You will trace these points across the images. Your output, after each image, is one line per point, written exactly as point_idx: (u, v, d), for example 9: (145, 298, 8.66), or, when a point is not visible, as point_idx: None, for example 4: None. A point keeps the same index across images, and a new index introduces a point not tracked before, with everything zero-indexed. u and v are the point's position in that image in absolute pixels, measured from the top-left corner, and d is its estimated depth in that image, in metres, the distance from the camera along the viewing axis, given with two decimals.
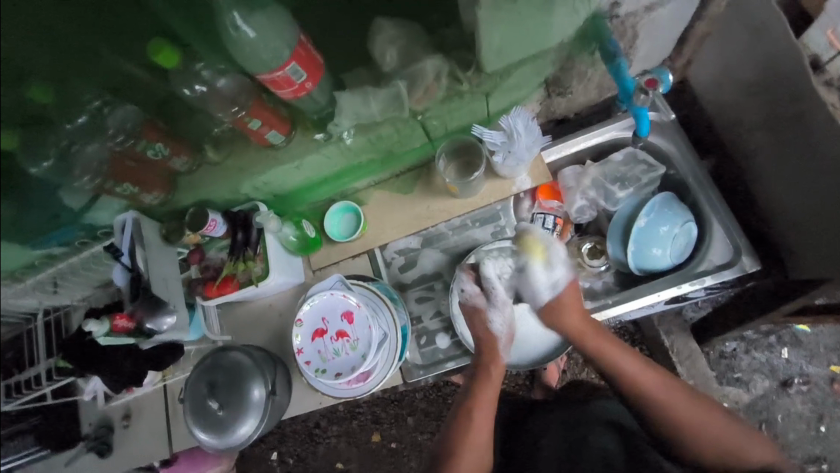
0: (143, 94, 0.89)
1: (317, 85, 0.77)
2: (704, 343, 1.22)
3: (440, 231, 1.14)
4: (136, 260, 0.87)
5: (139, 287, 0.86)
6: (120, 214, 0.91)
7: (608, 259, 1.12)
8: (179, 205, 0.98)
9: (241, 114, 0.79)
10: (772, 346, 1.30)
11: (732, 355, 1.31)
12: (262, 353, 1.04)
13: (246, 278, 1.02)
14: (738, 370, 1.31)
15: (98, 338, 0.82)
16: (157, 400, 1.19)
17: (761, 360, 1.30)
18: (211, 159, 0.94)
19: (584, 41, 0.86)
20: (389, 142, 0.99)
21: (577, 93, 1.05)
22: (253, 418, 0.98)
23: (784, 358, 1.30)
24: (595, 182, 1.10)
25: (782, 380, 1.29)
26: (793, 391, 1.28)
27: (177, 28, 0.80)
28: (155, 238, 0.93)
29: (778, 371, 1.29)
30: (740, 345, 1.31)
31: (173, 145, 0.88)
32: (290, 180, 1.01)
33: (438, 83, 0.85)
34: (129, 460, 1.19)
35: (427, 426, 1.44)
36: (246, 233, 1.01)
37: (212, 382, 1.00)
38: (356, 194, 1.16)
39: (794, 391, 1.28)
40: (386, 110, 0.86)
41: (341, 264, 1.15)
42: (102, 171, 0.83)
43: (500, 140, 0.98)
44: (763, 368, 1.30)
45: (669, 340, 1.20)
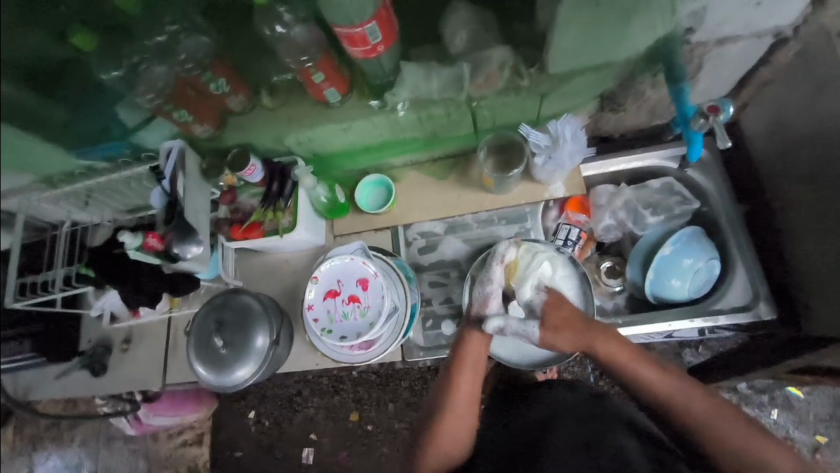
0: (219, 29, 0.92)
1: (388, 51, 0.79)
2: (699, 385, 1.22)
3: (466, 221, 1.16)
4: (176, 186, 0.89)
5: (174, 212, 0.88)
6: (169, 140, 0.94)
7: (625, 281, 1.13)
8: (224, 144, 1.00)
9: (308, 64, 0.81)
10: (762, 404, 1.31)
11: None
12: (271, 302, 1.07)
13: (272, 227, 1.04)
14: None
15: (129, 250, 0.85)
16: (159, 330, 1.22)
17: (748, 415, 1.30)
18: (265, 104, 0.96)
19: (650, 60, 0.87)
20: (437, 123, 1.00)
21: (628, 112, 1.05)
22: (253, 363, 0.99)
23: (773, 419, 1.29)
24: (628, 205, 1.11)
25: None
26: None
27: None
28: (196, 171, 0.96)
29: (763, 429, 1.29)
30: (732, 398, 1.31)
31: (235, 84, 0.91)
32: (333, 142, 1.04)
33: (500, 73, 0.87)
34: (120, 384, 1.21)
35: (406, 416, 1.45)
36: (281, 184, 1.03)
37: (220, 320, 1.02)
38: (391, 170, 1.19)
39: None
40: (444, 89, 0.88)
41: (364, 235, 1.17)
42: (165, 92, 0.87)
43: (545, 144, 1.01)
44: None
45: None
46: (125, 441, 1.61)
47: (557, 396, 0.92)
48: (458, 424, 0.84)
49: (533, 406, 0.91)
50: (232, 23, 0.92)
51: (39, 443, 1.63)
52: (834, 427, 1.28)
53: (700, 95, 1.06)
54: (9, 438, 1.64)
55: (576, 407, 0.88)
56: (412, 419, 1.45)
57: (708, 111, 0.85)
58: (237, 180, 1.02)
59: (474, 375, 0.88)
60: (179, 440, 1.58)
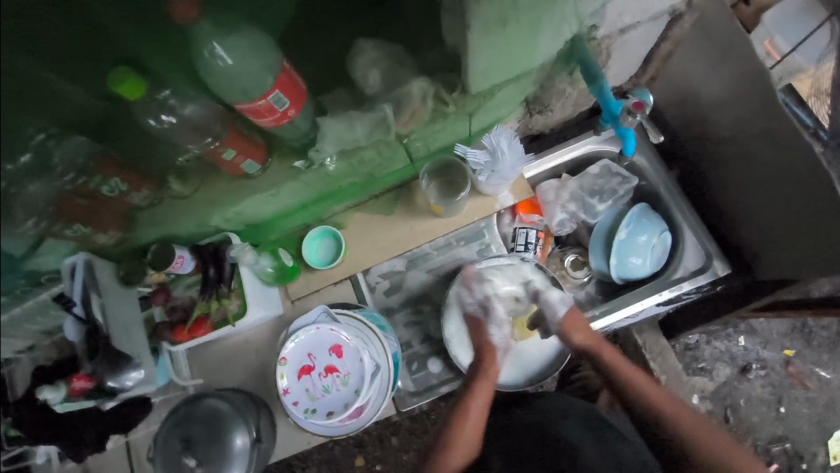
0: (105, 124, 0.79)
1: (300, 112, 0.72)
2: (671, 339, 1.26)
3: (425, 251, 1.11)
4: (91, 310, 0.77)
5: (97, 341, 0.76)
6: (69, 257, 0.80)
7: (591, 270, 1.14)
8: (139, 243, 0.89)
9: (214, 145, 0.74)
10: (730, 335, 1.33)
11: (696, 346, 1.33)
12: (241, 397, 0.96)
13: (221, 316, 0.94)
14: (702, 360, 1.33)
15: (55, 405, 0.75)
16: (118, 461, 1.06)
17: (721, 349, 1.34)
18: (177, 191, 0.85)
19: (564, 60, 0.88)
20: (371, 165, 0.94)
21: (554, 110, 1.05)
22: (239, 471, 0.89)
23: (742, 346, 1.33)
24: (575, 196, 1.13)
25: (741, 366, 1.33)
26: (753, 376, 1.32)
27: (147, 56, 0.72)
28: (112, 282, 0.84)
29: (737, 358, 1.33)
30: (702, 338, 1.33)
31: (132, 179, 0.79)
32: (264, 209, 0.95)
33: (424, 105, 0.82)
34: None
35: (412, 444, 1.33)
36: (218, 269, 0.93)
37: (188, 436, 0.90)
38: (334, 217, 1.11)
39: (753, 376, 1.32)
40: (371, 134, 0.82)
41: (322, 291, 1.09)
42: (49, 212, 0.72)
43: (483, 160, 0.99)
44: (724, 356, 1.33)
45: (641, 339, 1.19)
46: None
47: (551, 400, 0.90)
48: (463, 451, 0.82)
49: (528, 409, 0.90)
50: (114, 120, 0.80)
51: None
52: (799, 338, 1.34)
53: (613, 79, 1.09)
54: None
55: (573, 410, 0.87)
56: (419, 446, 1.32)
57: (635, 107, 0.86)
58: (166, 276, 0.92)
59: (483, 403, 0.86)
60: None
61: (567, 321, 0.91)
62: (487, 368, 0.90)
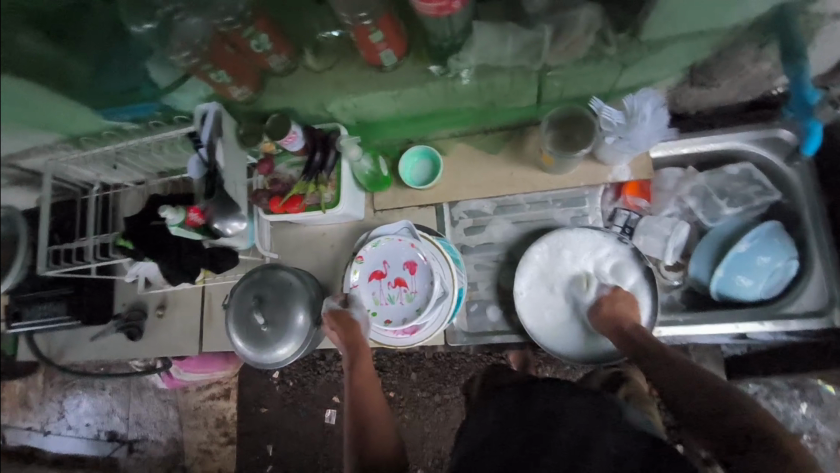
0: None
1: (462, 8, 0.68)
2: (732, 378, 1.17)
3: (517, 201, 1.07)
4: (214, 155, 0.83)
5: (213, 184, 0.82)
6: (203, 103, 0.86)
7: (686, 277, 1.04)
8: (263, 108, 0.93)
9: (367, 22, 0.72)
10: (793, 398, 1.19)
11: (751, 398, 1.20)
12: (310, 279, 1.02)
13: (315, 201, 0.97)
14: None
15: (170, 226, 0.82)
16: (193, 299, 1.19)
17: (778, 408, 1.19)
18: (310, 66, 0.88)
19: (758, 28, 0.76)
20: (498, 93, 0.89)
21: (718, 88, 0.93)
22: (294, 342, 0.96)
23: (801, 412, 1.18)
24: (699, 192, 1.02)
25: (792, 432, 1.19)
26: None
27: None
28: (233, 137, 0.89)
29: (791, 422, 1.18)
30: (762, 391, 1.19)
31: (277, 41, 0.81)
32: (380, 110, 0.95)
33: (585, 38, 0.76)
34: (156, 349, 1.20)
35: (428, 385, 1.40)
36: (324, 156, 0.95)
37: (260, 296, 0.98)
38: (437, 141, 1.09)
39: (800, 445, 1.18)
40: (517, 56, 0.78)
41: (406, 210, 1.09)
42: (202, 51, 0.76)
43: (619, 122, 0.89)
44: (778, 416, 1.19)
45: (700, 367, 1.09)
46: (155, 391, 1.65)
47: (561, 388, 0.78)
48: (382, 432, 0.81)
49: (535, 397, 0.78)
50: None
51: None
52: None
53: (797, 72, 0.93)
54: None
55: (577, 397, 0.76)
56: (435, 389, 1.40)
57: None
58: (276, 148, 0.95)
59: (373, 400, 0.86)
60: (207, 394, 1.61)
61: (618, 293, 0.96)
62: (360, 363, 0.90)
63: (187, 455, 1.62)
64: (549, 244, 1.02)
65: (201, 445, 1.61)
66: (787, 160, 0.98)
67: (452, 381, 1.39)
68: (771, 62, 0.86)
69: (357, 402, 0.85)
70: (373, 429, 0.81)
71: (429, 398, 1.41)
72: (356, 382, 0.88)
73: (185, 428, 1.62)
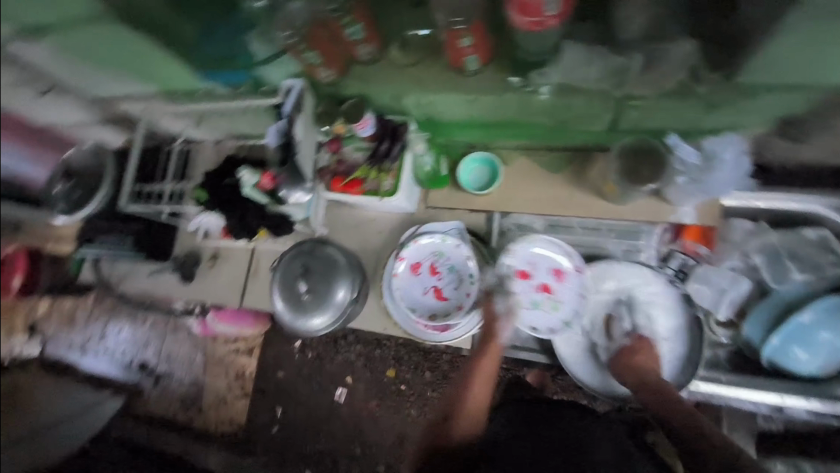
0: None
1: (557, 25, 0.69)
2: None
3: (570, 224, 1.06)
4: (293, 127, 0.89)
5: (289, 152, 0.89)
6: (289, 78, 0.93)
7: (736, 335, 0.98)
8: (342, 91, 0.98)
9: (461, 26, 0.75)
10: None
11: None
12: (354, 258, 1.06)
13: (373, 187, 1.01)
14: None
15: (245, 186, 0.92)
16: (243, 257, 1.28)
17: None
18: (395, 59, 0.92)
19: None
20: (572, 114, 0.89)
21: (810, 146, 0.88)
22: (330, 315, 1.01)
23: None
24: (766, 249, 0.97)
25: None
26: None
27: None
28: (310, 113, 0.95)
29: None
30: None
31: (370, 32, 0.86)
32: (451, 112, 0.97)
33: (677, 72, 0.75)
34: (203, 296, 1.29)
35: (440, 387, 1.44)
36: (390, 146, 0.98)
37: (306, 266, 1.03)
38: (500, 150, 1.10)
39: None
40: (601, 80, 0.78)
41: (456, 211, 1.10)
42: (303, 31, 0.83)
43: (694, 163, 0.89)
44: None
45: None
46: (188, 333, 1.75)
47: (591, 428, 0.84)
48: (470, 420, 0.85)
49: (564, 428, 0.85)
50: None
51: (112, 318, 1.79)
52: None
53: None
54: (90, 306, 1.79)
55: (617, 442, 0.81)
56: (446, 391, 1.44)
57: None
58: (346, 130, 0.98)
59: (481, 388, 0.87)
60: (232, 347, 1.69)
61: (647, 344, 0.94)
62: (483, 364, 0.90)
63: (206, 397, 1.70)
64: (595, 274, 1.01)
65: (218, 393, 1.69)
66: None
67: None
68: None
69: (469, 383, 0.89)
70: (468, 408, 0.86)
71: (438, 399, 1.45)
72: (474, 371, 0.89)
73: (207, 374, 1.71)
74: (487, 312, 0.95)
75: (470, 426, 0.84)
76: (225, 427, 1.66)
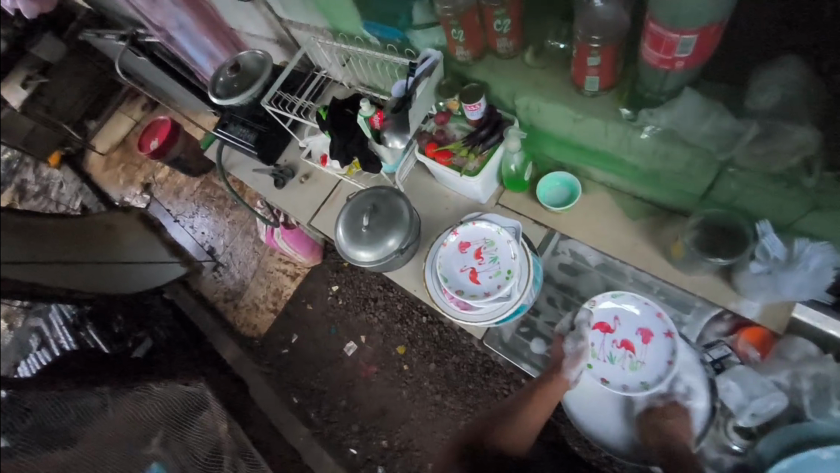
0: None
1: (684, 70, 0.73)
2: None
3: (623, 271, 1.06)
4: (416, 86, 1.02)
5: (403, 103, 1.02)
6: (432, 48, 1.07)
7: (750, 447, 0.92)
8: (468, 74, 1.09)
9: (594, 45, 0.81)
10: None
11: None
12: (416, 218, 1.17)
13: (458, 164, 1.11)
14: None
15: (360, 114, 1.06)
16: (328, 185, 1.45)
17: None
18: (525, 60, 1.01)
19: None
20: (668, 165, 0.91)
21: None
22: (376, 253, 1.12)
23: None
24: (820, 380, 0.88)
25: None
26: None
27: None
28: (435, 82, 1.08)
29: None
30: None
31: (514, 29, 0.96)
32: (554, 125, 1.04)
33: (789, 157, 0.74)
34: (285, 203, 1.49)
35: (438, 383, 1.53)
36: (488, 134, 1.07)
37: (375, 206, 1.15)
38: (585, 179, 1.13)
39: None
40: (709, 139, 0.80)
41: (521, 217, 1.17)
42: (458, 10, 0.96)
43: (778, 257, 0.84)
44: None
45: None
46: (254, 239, 1.99)
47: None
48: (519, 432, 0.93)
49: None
50: None
51: (207, 202, 2.09)
52: None
53: None
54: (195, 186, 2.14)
55: None
56: (442, 389, 1.53)
57: None
58: (458, 108, 1.09)
59: (538, 409, 0.94)
60: (282, 266, 1.89)
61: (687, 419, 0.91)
62: (547, 390, 0.95)
63: (244, 298, 1.91)
64: (650, 314, 0.95)
65: (256, 299, 1.88)
66: None
67: (457, 394, 1.50)
68: None
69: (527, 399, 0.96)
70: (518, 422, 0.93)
71: (433, 392, 1.53)
72: (536, 389, 0.96)
73: (255, 278, 1.92)
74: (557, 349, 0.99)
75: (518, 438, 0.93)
76: (247, 330, 1.84)
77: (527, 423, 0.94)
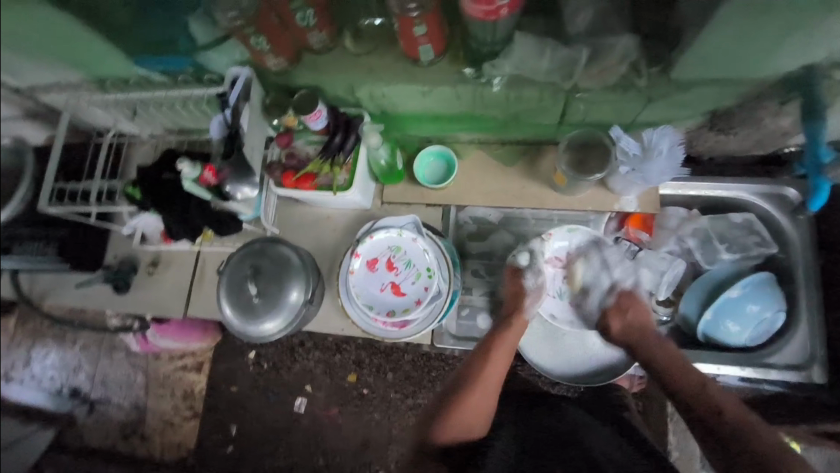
0: None
1: (508, 16, 0.71)
2: None
3: (523, 216, 1.09)
4: (239, 118, 0.85)
5: (233, 144, 0.84)
6: (235, 67, 0.88)
7: (675, 313, 1.07)
8: (292, 82, 0.94)
9: (414, 14, 0.74)
10: None
11: None
12: (309, 257, 1.01)
13: (327, 183, 0.98)
14: None
15: (184, 180, 0.81)
16: (187, 262, 1.18)
17: None
18: (347, 48, 0.90)
19: (784, 87, 0.80)
20: (524, 107, 0.92)
21: (733, 138, 0.97)
22: (283, 318, 0.96)
23: None
24: (700, 234, 1.04)
25: None
26: None
27: None
28: (258, 105, 0.90)
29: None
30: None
31: (321, 19, 0.83)
32: (405, 105, 0.97)
33: (618, 66, 0.79)
34: (141, 306, 1.18)
35: (403, 388, 1.38)
36: (344, 139, 0.95)
37: (257, 266, 0.98)
38: (455, 144, 1.11)
39: None
40: (552, 72, 0.82)
41: (412, 206, 1.10)
42: (247, 14, 0.79)
43: (634, 153, 0.92)
44: None
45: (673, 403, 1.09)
46: (128, 353, 1.55)
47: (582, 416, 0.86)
48: (481, 396, 0.83)
49: (559, 418, 0.87)
50: None
51: (38, 341, 1.59)
52: None
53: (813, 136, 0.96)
54: (10, 329, 1.60)
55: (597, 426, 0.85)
56: (409, 392, 1.38)
57: None
58: (297, 124, 0.94)
59: (498, 364, 0.87)
60: (179, 364, 1.52)
61: (626, 298, 0.97)
62: (504, 333, 0.91)
63: (149, 422, 1.52)
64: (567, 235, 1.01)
65: (164, 416, 1.51)
66: (791, 214, 1.01)
67: (427, 387, 1.37)
68: (788, 120, 0.89)
69: (481, 356, 0.88)
70: (478, 391, 0.83)
71: (402, 401, 1.38)
72: (492, 342, 0.90)
73: (149, 395, 1.53)
74: (514, 284, 0.96)
75: (479, 408, 0.82)
76: (172, 454, 1.48)
77: (491, 383, 0.85)
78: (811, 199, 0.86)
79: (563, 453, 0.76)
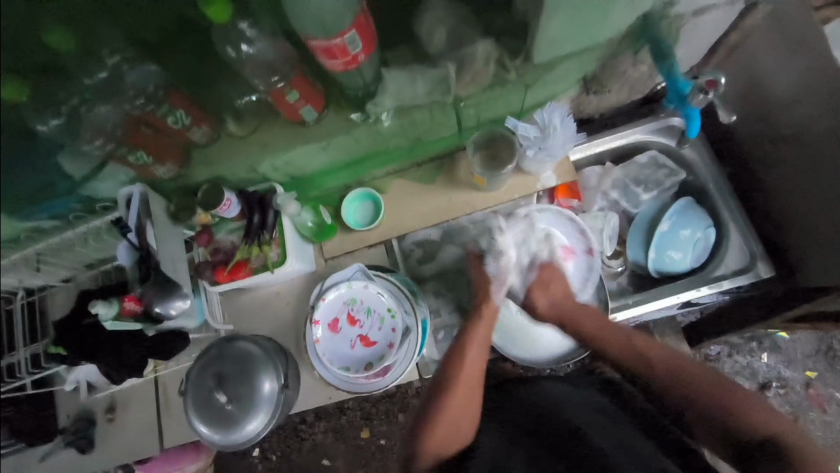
0: (177, 59, 0.85)
1: (367, 58, 0.76)
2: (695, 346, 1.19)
3: (461, 225, 1.09)
4: (146, 238, 0.79)
5: (148, 267, 0.78)
6: (125, 186, 0.83)
7: (626, 261, 1.12)
8: (192, 181, 0.93)
9: (281, 84, 0.77)
10: (753, 350, 1.22)
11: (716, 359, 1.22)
12: (271, 343, 0.97)
13: (260, 263, 0.95)
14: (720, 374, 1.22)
15: (106, 320, 0.80)
16: (146, 394, 1.10)
17: (742, 363, 1.22)
18: (233, 131, 0.90)
19: (632, 39, 0.88)
20: (420, 128, 0.95)
21: (611, 93, 1.05)
22: (264, 413, 0.91)
23: (764, 362, 1.22)
24: (618, 185, 1.11)
25: (761, 383, 1.22)
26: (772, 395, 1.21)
27: None
28: (163, 215, 0.86)
29: (757, 373, 1.22)
30: (723, 349, 1.22)
31: (195, 115, 0.84)
32: (311, 163, 0.97)
33: (486, 68, 0.85)
34: (114, 457, 1.08)
35: None
36: (263, 216, 0.94)
37: (220, 373, 0.92)
38: (373, 181, 1.10)
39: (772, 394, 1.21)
40: (432, 92, 0.85)
41: (355, 253, 1.08)
42: (115, 136, 0.80)
43: (534, 134, 0.98)
44: (745, 371, 1.22)
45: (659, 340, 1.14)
46: None
47: (565, 391, 0.84)
48: (463, 397, 0.79)
49: (537, 397, 0.84)
50: (192, 56, 0.86)
51: None
52: (823, 360, 1.22)
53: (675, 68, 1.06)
54: None
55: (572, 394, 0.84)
56: None
57: (707, 86, 0.85)
58: (211, 218, 0.92)
59: (476, 362, 0.84)
60: None
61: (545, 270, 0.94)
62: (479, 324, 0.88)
63: None
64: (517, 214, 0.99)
65: None
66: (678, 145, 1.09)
67: None
68: (647, 64, 0.98)
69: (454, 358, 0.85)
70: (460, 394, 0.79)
71: None
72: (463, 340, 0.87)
73: None
74: (481, 274, 0.94)
75: (463, 409, 0.78)
76: None
77: (470, 382, 0.81)
78: (688, 128, 0.93)
79: (549, 436, 0.74)
